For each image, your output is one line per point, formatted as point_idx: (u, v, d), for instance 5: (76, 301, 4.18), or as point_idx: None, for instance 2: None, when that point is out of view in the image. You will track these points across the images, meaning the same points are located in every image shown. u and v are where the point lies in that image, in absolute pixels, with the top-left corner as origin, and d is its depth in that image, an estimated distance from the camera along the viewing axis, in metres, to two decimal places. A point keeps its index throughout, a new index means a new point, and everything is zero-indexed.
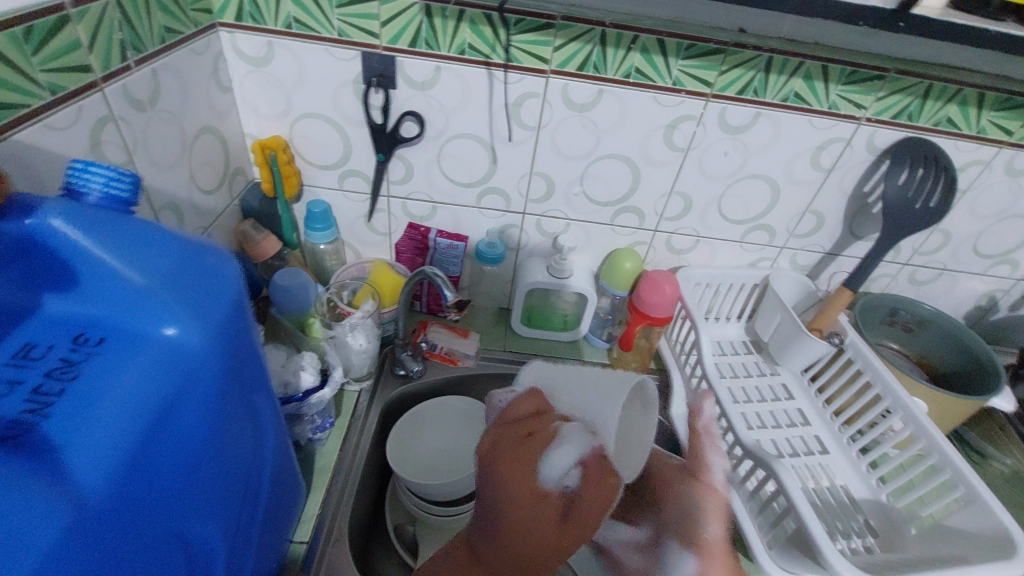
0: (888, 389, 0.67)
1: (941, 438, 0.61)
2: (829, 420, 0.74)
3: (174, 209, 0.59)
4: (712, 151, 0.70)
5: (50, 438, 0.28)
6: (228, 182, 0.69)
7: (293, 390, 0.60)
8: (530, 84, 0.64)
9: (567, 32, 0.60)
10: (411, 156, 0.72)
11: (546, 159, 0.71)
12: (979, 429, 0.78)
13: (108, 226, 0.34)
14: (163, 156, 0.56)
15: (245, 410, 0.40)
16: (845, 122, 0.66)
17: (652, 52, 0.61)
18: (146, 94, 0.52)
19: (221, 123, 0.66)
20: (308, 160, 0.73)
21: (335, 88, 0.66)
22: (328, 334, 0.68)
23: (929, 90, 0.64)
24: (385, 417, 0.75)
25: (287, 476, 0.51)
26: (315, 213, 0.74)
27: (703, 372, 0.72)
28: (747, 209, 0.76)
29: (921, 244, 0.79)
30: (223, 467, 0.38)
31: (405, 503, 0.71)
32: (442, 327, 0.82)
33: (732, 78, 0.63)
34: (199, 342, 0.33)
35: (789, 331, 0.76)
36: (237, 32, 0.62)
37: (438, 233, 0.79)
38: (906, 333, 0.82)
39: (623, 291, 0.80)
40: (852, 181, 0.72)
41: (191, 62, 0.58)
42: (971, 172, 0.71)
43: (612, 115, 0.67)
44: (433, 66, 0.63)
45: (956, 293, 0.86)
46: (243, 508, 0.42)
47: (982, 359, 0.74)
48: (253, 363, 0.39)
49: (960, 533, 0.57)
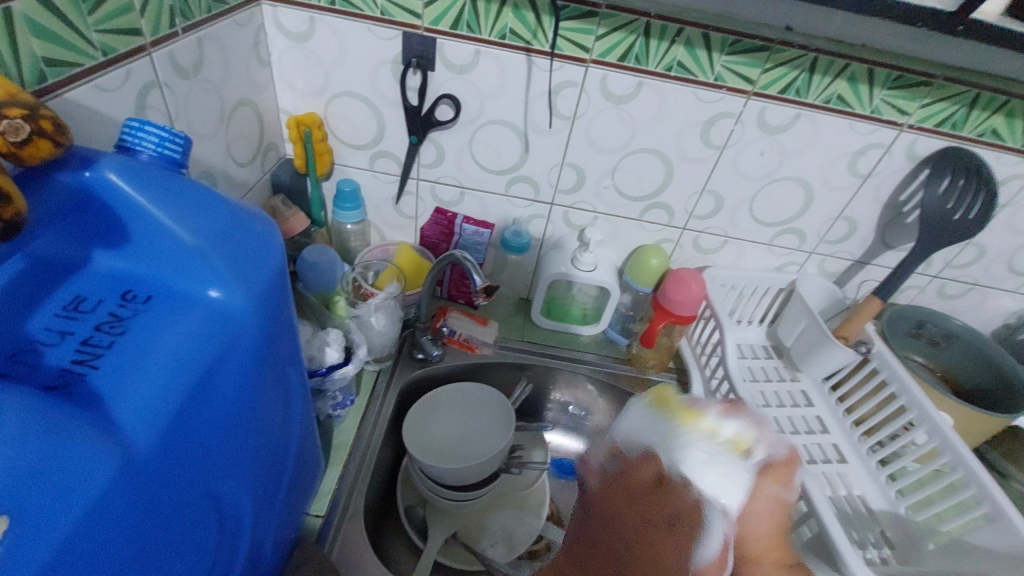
0: (914, 401, 0.66)
1: (967, 453, 0.60)
2: (849, 429, 0.73)
3: (209, 178, 0.59)
4: (748, 151, 0.69)
5: (99, 389, 0.29)
6: (262, 156, 0.70)
7: (317, 365, 0.60)
8: (569, 73, 0.64)
9: (610, 21, 0.59)
10: (444, 140, 0.72)
11: (579, 149, 0.71)
12: (1002, 449, 0.77)
13: (160, 185, 0.35)
14: (202, 125, 0.56)
15: (279, 378, 0.40)
16: (887, 127, 0.65)
17: (696, 45, 0.60)
18: (190, 61, 0.53)
19: (258, 96, 0.66)
20: (341, 139, 0.73)
21: (374, 67, 0.66)
22: (352, 312, 0.68)
23: (976, 100, 0.62)
24: (402, 399, 0.75)
25: (310, 450, 0.51)
26: (344, 191, 0.74)
27: (725, 373, 0.72)
28: (778, 212, 0.75)
29: (954, 257, 0.78)
30: (256, 433, 0.38)
31: (417, 485, 0.72)
32: (462, 313, 0.82)
33: (776, 76, 0.62)
34: (243, 305, 0.34)
35: (813, 337, 0.75)
36: (280, 6, 0.63)
37: (465, 219, 0.79)
38: (932, 347, 0.81)
39: (646, 288, 0.79)
40: (889, 188, 0.71)
41: (234, 33, 0.59)
42: (1012, 186, 0.70)
43: (649, 109, 0.66)
44: (473, 50, 0.63)
45: (985, 310, 0.85)
46: (271, 475, 0.43)
47: (1012, 378, 0.72)
48: (288, 333, 0.40)
49: (984, 550, 0.56)
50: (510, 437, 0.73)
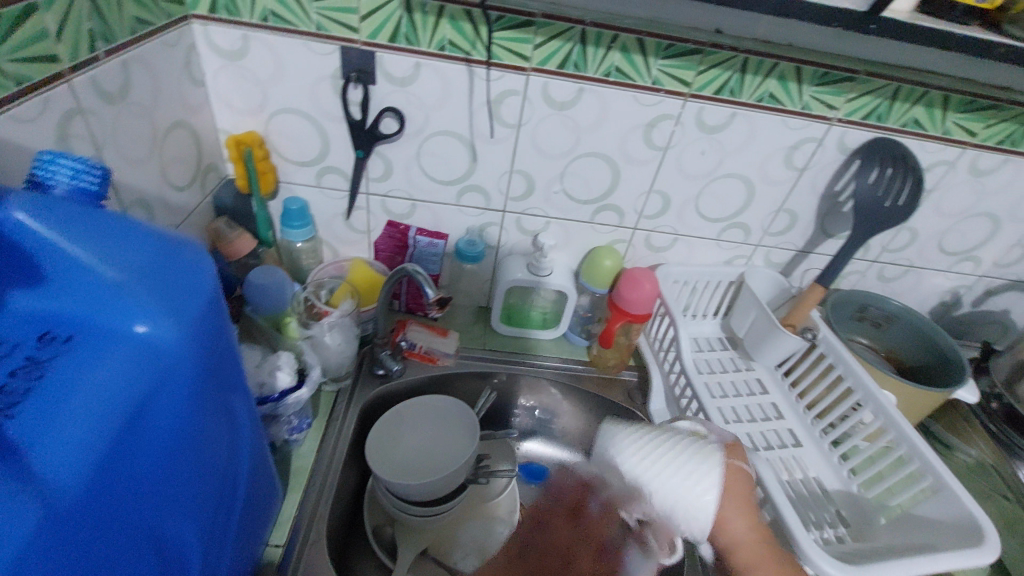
0: (859, 382, 0.69)
1: (910, 430, 0.63)
2: (803, 413, 0.76)
3: (144, 206, 0.57)
4: (689, 151, 0.71)
5: (17, 440, 0.28)
6: (202, 178, 0.68)
7: (269, 390, 0.59)
8: (511, 82, 0.64)
9: (547, 30, 0.60)
10: (390, 153, 0.71)
11: (526, 156, 0.71)
12: (944, 420, 0.82)
13: (78, 218, 0.33)
14: (133, 151, 0.54)
15: (223, 407, 0.39)
16: (818, 122, 0.68)
17: (632, 51, 0.62)
18: (116, 86, 0.51)
19: (194, 117, 0.64)
20: (284, 156, 0.72)
21: (313, 83, 0.65)
22: (305, 333, 0.67)
23: (897, 92, 0.65)
24: (364, 418, 0.74)
25: (263, 480, 0.50)
26: (291, 210, 0.72)
27: (681, 368, 0.73)
28: (722, 208, 0.77)
29: (890, 242, 0.82)
30: (201, 467, 0.37)
31: (383, 504, 0.71)
32: (421, 326, 0.80)
33: (710, 77, 0.64)
34: (177, 339, 0.32)
35: (763, 327, 0.78)
36: (211, 24, 0.61)
37: (418, 231, 0.79)
38: (875, 329, 0.85)
39: (602, 289, 0.80)
40: (824, 180, 0.74)
41: (163, 54, 0.57)
42: (937, 172, 0.74)
43: (591, 114, 0.67)
44: (413, 63, 0.63)
45: (922, 290, 0.89)
46: (220, 508, 0.41)
47: (948, 353, 0.76)
48: (229, 361, 0.39)
49: (930, 522, 0.59)
50: (474, 447, 0.73)
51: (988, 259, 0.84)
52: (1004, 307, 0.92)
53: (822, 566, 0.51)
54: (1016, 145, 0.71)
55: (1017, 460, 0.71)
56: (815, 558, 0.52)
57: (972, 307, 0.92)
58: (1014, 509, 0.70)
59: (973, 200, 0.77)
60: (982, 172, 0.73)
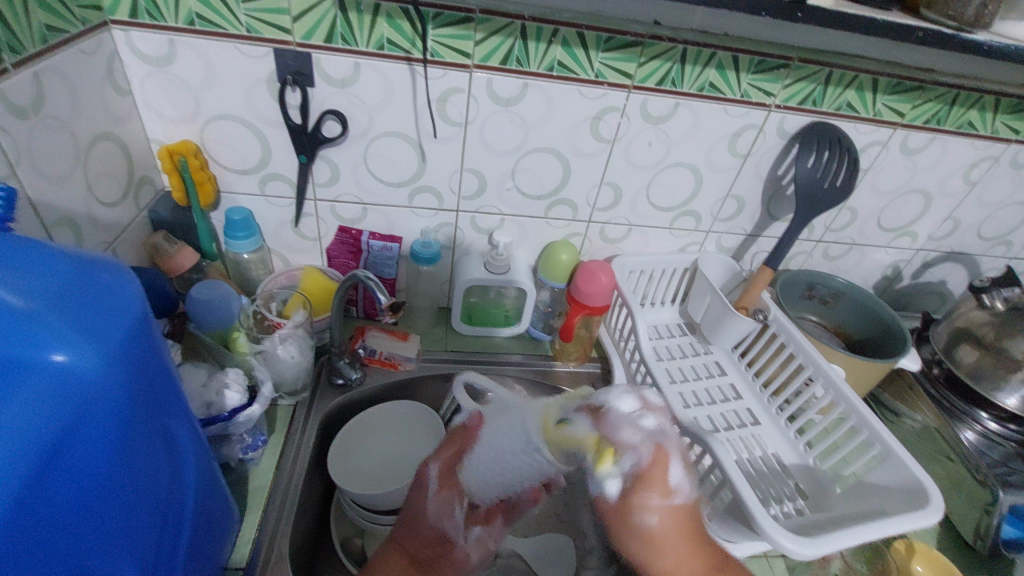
0: (810, 358, 0.71)
1: (858, 401, 0.66)
2: (760, 392, 0.78)
3: (70, 225, 0.54)
4: (637, 142, 0.71)
5: None
6: (135, 192, 0.64)
7: (218, 410, 0.57)
8: (454, 80, 0.63)
9: (486, 26, 0.59)
10: (336, 157, 0.69)
11: (475, 154, 0.71)
12: (892, 390, 0.85)
13: None
14: (53, 168, 0.51)
15: (157, 432, 0.38)
16: (757, 109, 0.70)
17: (573, 45, 0.62)
18: (27, 99, 0.47)
19: (121, 128, 0.61)
20: (223, 165, 0.69)
21: (247, 87, 0.62)
22: (256, 348, 0.65)
23: (830, 77, 0.68)
24: (325, 429, 0.72)
25: (215, 505, 0.49)
26: (234, 220, 0.70)
27: (641, 356, 0.75)
28: (673, 197, 0.78)
29: (832, 222, 0.85)
30: (135, 497, 0.36)
31: (351, 516, 0.70)
32: (381, 331, 0.79)
33: (651, 69, 0.64)
34: (95, 369, 0.31)
35: (718, 311, 0.79)
36: (133, 30, 0.58)
37: (371, 235, 0.77)
38: (823, 306, 0.88)
39: (560, 283, 0.81)
40: (767, 165, 0.76)
41: (80, 63, 0.54)
42: (871, 152, 0.77)
43: (537, 109, 0.67)
44: (352, 63, 0.61)
45: (865, 266, 0.93)
46: (163, 538, 0.40)
47: (891, 325, 0.80)
48: (163, 383, 0.38)
49: (878, 487, 0.62)
50: None
51: (923, 233, 0.89)
52: (940, 278, 0.97)
53: (779, 541, 0.53)
54: (942, 123, 0.74)
55: (959, 425, 0.76)
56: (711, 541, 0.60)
57: (911, 280, 0.97)
58: (957, 468, 0.72)
59: (907, 177, 0.80)
60: (913, 150, 0.77)
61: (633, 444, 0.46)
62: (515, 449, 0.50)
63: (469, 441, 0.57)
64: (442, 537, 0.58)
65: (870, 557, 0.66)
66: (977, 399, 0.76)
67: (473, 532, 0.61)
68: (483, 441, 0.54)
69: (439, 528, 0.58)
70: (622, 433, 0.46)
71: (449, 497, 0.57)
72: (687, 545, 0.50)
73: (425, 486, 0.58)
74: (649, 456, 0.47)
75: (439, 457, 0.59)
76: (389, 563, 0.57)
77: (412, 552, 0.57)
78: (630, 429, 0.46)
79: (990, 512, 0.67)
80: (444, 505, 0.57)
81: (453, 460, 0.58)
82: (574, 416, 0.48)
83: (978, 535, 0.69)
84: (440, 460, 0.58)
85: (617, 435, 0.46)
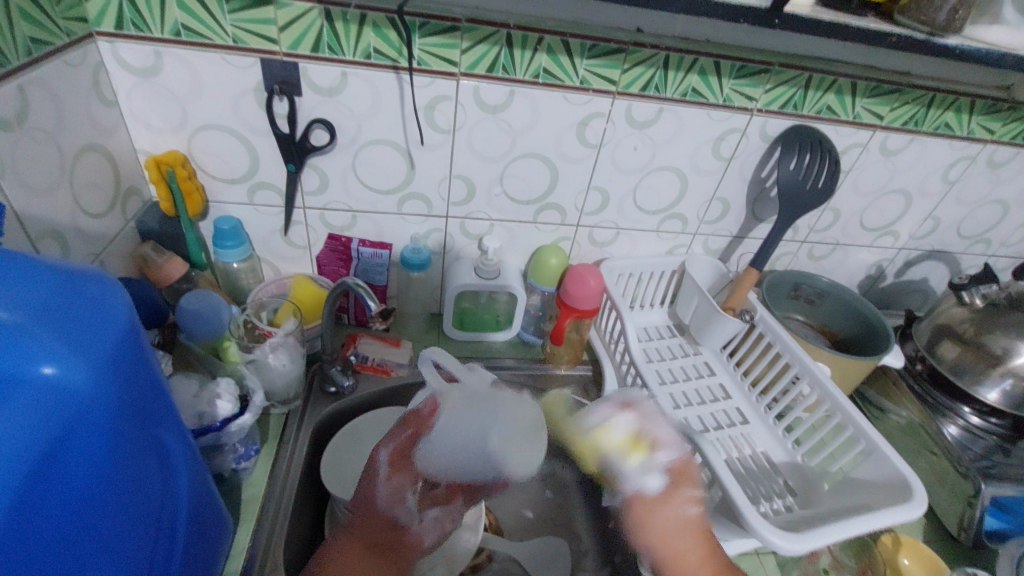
0: (796, 357, 0.73)
1: (843, 398, 0.67)
2: (748, 392, 0.79)
3: (57, 237, 0.54)
4: (623, 147, 0.72)
5: None
6: (122, 203, 0.64)
7: (209, 420, 0.57)
8: (441, 88, 0.64)
9: (473, 34, 0.60)
10: (324, 165, 0.70)
11: (463, 160, 0.71)
12: (877, 386, 0.86)
13: None
14: (39, 180, 0.51)
15: (148, 444, 0.38)
16: (739, 113, 0.71)
17: (558, 52, 0.63)
18: (12, 111, 0.47)
19: (108, 140, 0.61)
20: (210, 175, 0.69)
21: (235, 97, 0.63)
22: (247, 357, 0.65)
23: (809, 81, 0.69)
24: (318, 437, 0.72)
25: (209, 514, 0.49)
26: (223, 229, 0.70)
27: (631, 358, 0.75)
28: (659, 200, 0.79)
29: (816, 222, 0.87)
30: (128, 507, 0.36)
31: (345, 523, 0.68)
32: (373, 338, 0.80)
33: (635, 75, 0.65)
34: (84, 380, 0.31)
35: (706, 312, 0.80)
36: (118, 41, 0.58)
37: (361, 242, 0.77)
38: (808, 305, 0.89)
39: (550, 287, 0.81)
40: (750, 168, 0.77)
41: (65, 75, 0.54)
42: (852, 154, 0.78)
43: (524, 116, 0.68)
44: (339, 72, 0.62)
45: (849, 265, 0.95)
46: (157, 547, 0.40)
47: (875, 323, 0.81)
48: (153, 394, 0.38)
49: (864, 482, 0.63)
50: None
51: (905, 232, 0.91)
52: (922, 275, 0.99)
53: (767, 536, 0.54)
54: (920, 125, 0.76)
55: (944, 419, 0.78)
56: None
57: (894, 279, 0.99)
58: (941, 462, 0.74)
59: (887, 178, 0.82)
60: (892, 152, 0.79)
61: (668, 440, 0.58)
62: (477, 437, 0.60)
63: (427, 426, 0.59)
64: (397, 521, 0.54)
65: (858, 550, 0.67)
66: (959, 395, 0.78)
67: (428, 514, 0.59)
68: (445, 434, 0.59)
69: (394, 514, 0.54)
70: (657, 430, 0.59)
71: (403, 476, 0.56)
72: (698, 539, 0.52)
73: (377, 470, 0.55)
74: (678, 453, 0.57)
75: (390, 441, 0.57)
76: (348, 551, 0.51)
77: (371, 536, 0.52)
78: (660, 425, 0.59)
79: (973, 504, 0.69)
80: (399, 488, 0.55)
81: (409, 443, 0.58)
82: (617, 414, 0.61)
83: (962, 528, 0.70)
84: (396, 445, 0.57)
85: (654, 429, 0.59)
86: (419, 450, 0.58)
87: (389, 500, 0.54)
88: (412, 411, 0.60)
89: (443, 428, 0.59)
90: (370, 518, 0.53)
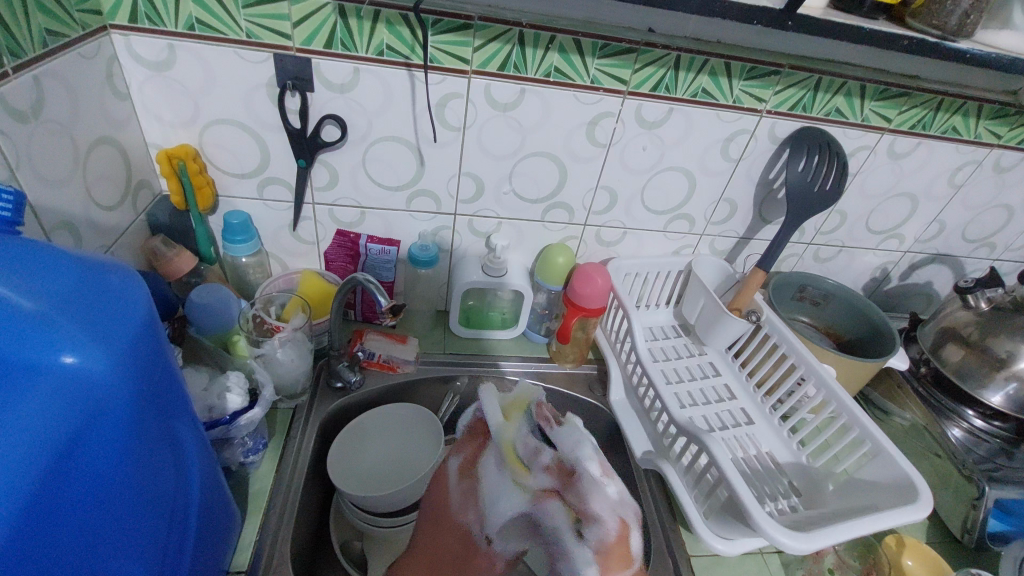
0: (802, 358, 0.73)
1: (849, 400, 0.67)
2: (753, 392, 0.80)
3: (70, 229, 0.54)
4: (632, 147, 0.73)
5: None
6: (133, 196, 0.64)
7: (219, 414, 0.57)
8: (453, 85, 0.64)
9: (485, 32, 0.60)
10: (335, 161, 0.70)
11: (473, 158, 0.71)
12: (881, 388, 0.87)
13: None
14: (52, 172, 0.51)
15: (163, 437, 0.38)
16: (749, 114, 0.71)
17: (570, 51, 0.63)
18: (27, 103, 0.48)
19: (120, 133, 0.61)
20: (221, 169, 0.69)
21: (247, 92, 0.63)
22: (256, 352, 0.65)
23: (819, 83, 0.69)
24: (325, 432, 0.72)
25: (218, 508, 0.49)
26: (233, 224, 0.70)
27: (637, 358, 0.76)
28: (667, 200, 0.80)
29: (823, 224, 0.87)
30: (142, 498, 0.36)
31: (350, 518, 0.71)
32: (379, 335, 0.80)
33: (646, 75, 0.66)
34: (104, 370, 0.31)
35: (712, 313, 0.81)
36: (132, 34, 0.58)
37: (369, 238, 0.78)
38: (814, 307, 0.90)
39: (557, 286, 0.82)
40: (758, 169, 0.78)
41: (80, 67, 0.54)
42: (860, 157, 0.79)
43: (534, 114, 0.68)
44: (352, 68, 0.62)
45: (854, 267, 0.95)
46: (169, 538, 0.40)
47: (880, 325, 0.82)
48: (169, 386, 0.38)
49: (868, 483, 0.63)
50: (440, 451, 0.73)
51: (910, 235, 0.91)
52: (927, 279, 1.00)
53: (773, 535, 0.54)
54: (927, 129, 0.76)
55: (947, 421, 0.79)
56: (702, 536, 0.62)
57: (899, 282, 0.99)
58: (945, 465, 0.74)
59: (894, 181, 0.82)
60: (899, 155, 0.79)
61: (599, 516, 0.62)
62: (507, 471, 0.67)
63: (485, 439, 0.70)
64: (468, 536, 0.64)
65: (862, 551, 0.68)
66: (963, 397, 0.78)
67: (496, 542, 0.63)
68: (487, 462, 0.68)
69: (466, 519, 0.64)
70: (593, 504, 0.62)
71: (468, 487, 0.66)
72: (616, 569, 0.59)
73: (447, 475, 0.68)
74: (615, 530, 0.61)
75: (461, 452, 0.69)
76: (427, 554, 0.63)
77: (444, 552, 0.63)
78: (598, 498, 0.63)
79: (977, 506, 0.69)
80: (465, 492, 0.66)
81: (474, 454, 0.69)
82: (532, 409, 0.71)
83: (965, 530, 0.70)
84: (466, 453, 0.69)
85: (588, 503, 0.63)
86: (482, 463, 0.68)
87: (462, 511, 0.65)
88: (475, 419, 0.71)
89: (489, 467, 0.67)
90: (439, 547, 0.63)
